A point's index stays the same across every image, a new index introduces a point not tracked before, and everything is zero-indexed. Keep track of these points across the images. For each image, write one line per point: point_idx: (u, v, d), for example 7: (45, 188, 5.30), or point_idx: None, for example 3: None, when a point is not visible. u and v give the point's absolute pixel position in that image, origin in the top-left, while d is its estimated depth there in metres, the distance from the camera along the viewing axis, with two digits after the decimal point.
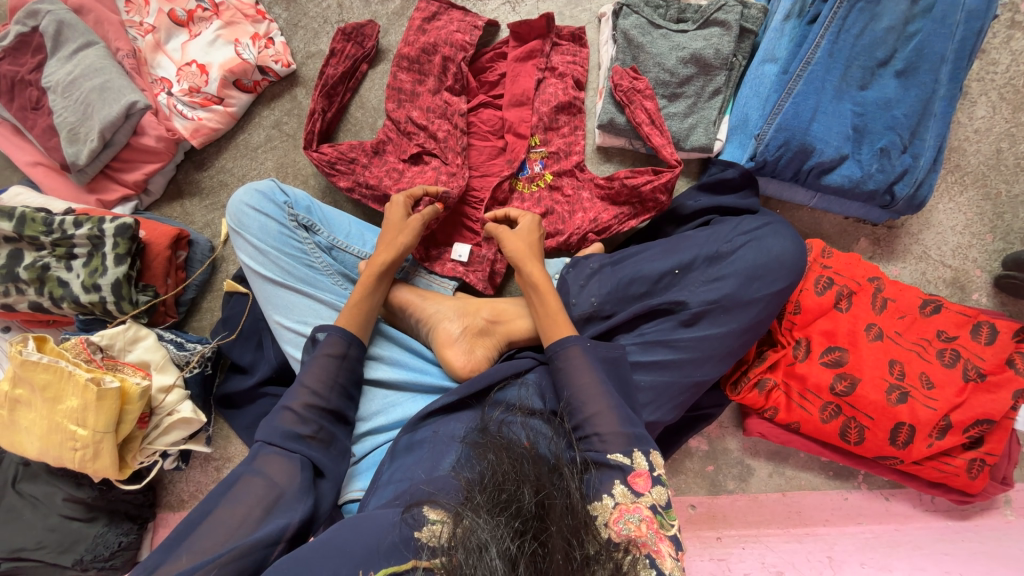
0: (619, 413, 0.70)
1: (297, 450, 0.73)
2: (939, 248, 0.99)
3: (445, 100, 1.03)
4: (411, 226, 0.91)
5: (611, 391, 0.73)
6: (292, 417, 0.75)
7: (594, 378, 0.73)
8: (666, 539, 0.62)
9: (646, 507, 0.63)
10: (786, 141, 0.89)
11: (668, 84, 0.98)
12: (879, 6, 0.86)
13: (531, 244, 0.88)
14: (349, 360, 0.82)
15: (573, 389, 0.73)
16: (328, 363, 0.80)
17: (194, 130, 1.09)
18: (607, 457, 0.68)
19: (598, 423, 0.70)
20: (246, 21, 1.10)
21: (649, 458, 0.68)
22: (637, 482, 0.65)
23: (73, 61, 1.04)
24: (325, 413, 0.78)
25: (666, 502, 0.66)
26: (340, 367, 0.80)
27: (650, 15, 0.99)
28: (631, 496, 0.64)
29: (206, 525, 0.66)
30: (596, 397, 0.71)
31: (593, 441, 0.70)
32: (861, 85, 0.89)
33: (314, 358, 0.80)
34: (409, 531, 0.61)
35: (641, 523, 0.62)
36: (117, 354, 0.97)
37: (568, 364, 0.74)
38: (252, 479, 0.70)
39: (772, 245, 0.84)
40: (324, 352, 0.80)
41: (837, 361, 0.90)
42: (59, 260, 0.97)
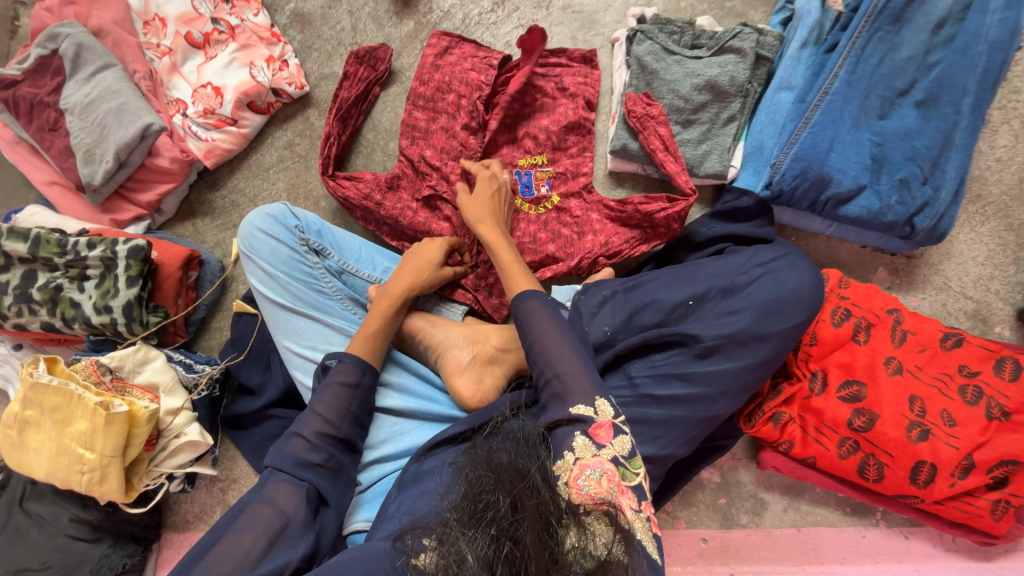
0: (581, 360, 0.70)
1: (306, 478, 0.72)
2: (960, 279, 0.97)
3: (460, 140, 1.03)
4: (441, 277, 0.93)
5: (572, 337, 0.72)
6: (304, 444, 0.74)
7: (554, 323, 0.72)
8: (628, 490, 0.63)
9: (607, 461, 0.63)
10: (803, 171, 0.88)
11: (682, 111, 0.97)
12: (899, 35, 0.85)
13: (489, 202, 0.92)
14: (363, 389, 0.81)
15: (535, 335, 0.72)
16: (341, 392, 0.79)
17: (208, 150, 1.10)
18: (569, 410, 0.66)
19: (558, 365, 0.69)
20: (261, 44, 1.12)
21: (610, 402, 0.67)
22: (599, 433, 0.64)
23: (90, 83, 1.05)
24: (337, 441, 0.77)
25: (630, 453, 0.65)
26: (354, 395, 0.80)
27: (664, 41, 0.99)
28: (592, 449, 0.63)
29: (212, 555, 0.65)
30: (556, 340, 0.70)
31: (555, 383, 0.68)
32: (880, 114, 0.87)
33: (326, 386, 0.79)
34: (399, 558, 0.60)
35: (602, 478, 0.62)
36: (126, 375, 0.97)
37: (532, 311, 0.73)
38: (260, 507, 0.69)
39: (789, 277, 0.83)
40: (336, 381, 0.80)
41: (855, 396, 0.88)
42: (71, 281, 0.97)
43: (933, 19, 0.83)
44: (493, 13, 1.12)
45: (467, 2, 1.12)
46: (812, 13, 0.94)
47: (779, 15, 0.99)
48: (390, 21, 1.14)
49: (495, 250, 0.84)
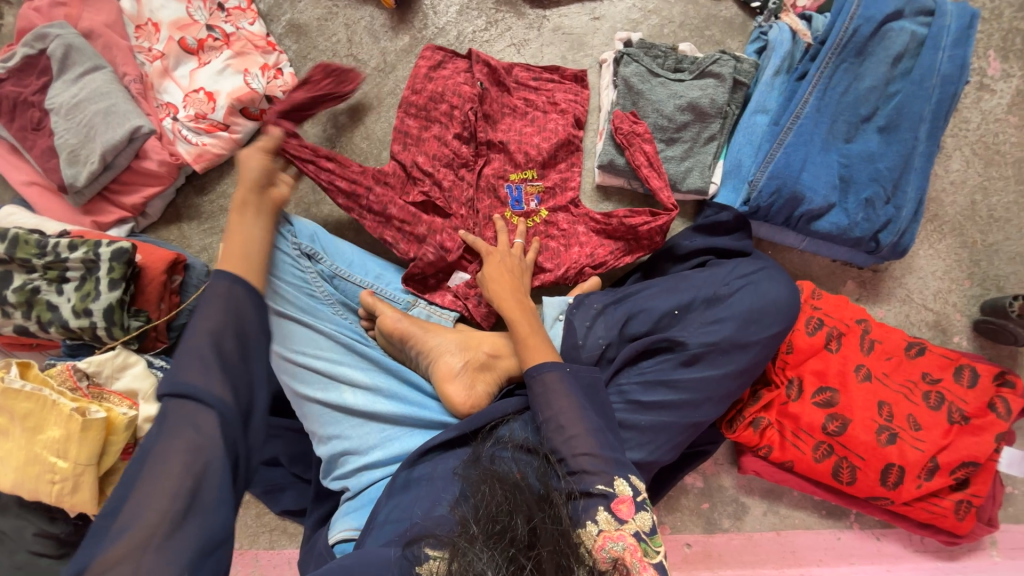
0: (598, 437, 0.75)
1: (208, 404, 0.60)
2: (921, 292, 1.03)
3: (451, 149, 1.06)
4: (257, 160, 0.83)
5: (590, 415, 0.77)
6: (195, 364, 0.62)
7: (573, 401, 0.77)
8: (651, 566, 0.66)
9: (630, 535, 0.68)
10: (778, 188, 0.94)
11: (666, 129, 1.02)
12: (862, 66, 0.92)
13: (512, 282, 0.93)
14: (240, 297, 0.68)
15: (552, 411, 0.76)
16: (220, 304, 0.66)
17: (197, 155, 1.09)
18: (592, 484, 0.71)
19: (576, 445, 0.74)
20: (256, 52, 1.13)
21: (631, 483, 0.72)
22: (621, 508, 0.70)
23: (79, 84, 1.04)
24: (227, 354, 0.64)
25: (650, 528, 0.70)
26: (228, 302, 0.67)
27: (649, 64, 1.04)
28: (615, 524, 0.69)
29: (129, 504, 0.56)
30: (576, 420, 0.75)
31: (570, 462, 0.73)
32: (847, 138, 0.94)
33: (203, 305, 0.65)
34: (408, 566, 0.65)
35: (624, 551, 0.67)
36: (104, 381, 0.94)
37: (549, 386, 0.78)
38: (169, 442, 0.58)
39: (769, 287, 0.91)
40: (211, 297, 0.66)
41: (828, 401, 0.93)
42: (49, 283, 0.94)
43: (892, 54, 0.91)
44: (486, 31, 1.16)
45: (462, 20, 1.16)
46: (785, 43, 0.99)
47: (755, 44, 1.05)
48: (385, 35, 1.17)
49: (512, 321, 0.87)
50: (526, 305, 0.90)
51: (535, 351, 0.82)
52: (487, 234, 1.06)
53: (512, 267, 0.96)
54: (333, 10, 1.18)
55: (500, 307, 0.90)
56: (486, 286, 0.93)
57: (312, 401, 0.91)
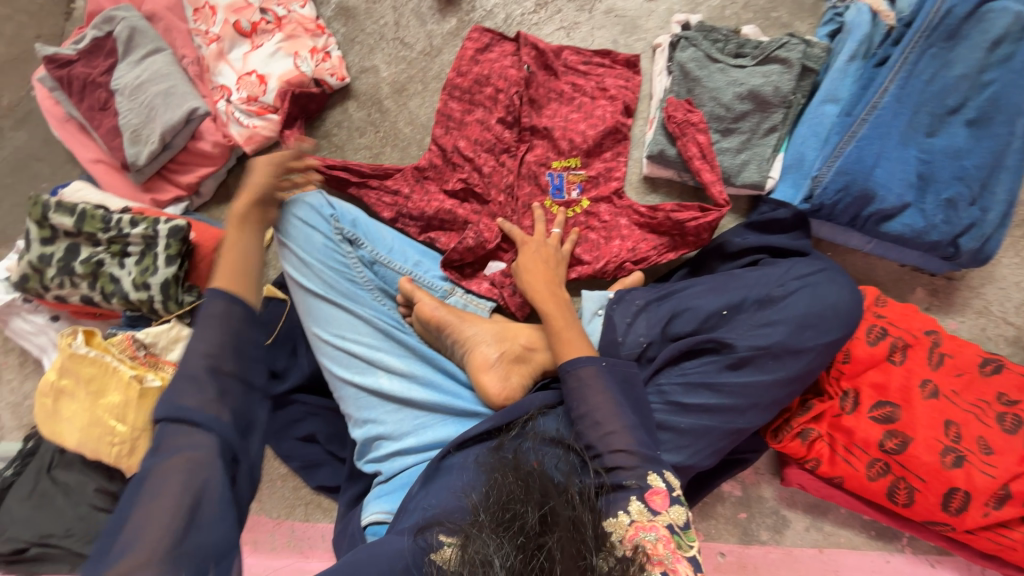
0: (635, 434, 0.72)
1: (205, 425, 0.65)
2: (1002, 304, 0.94)
3: (494, 134, 1.04)
4: (263, 171, 0.88)
5: (627, 411, 0.74)
6: (188, 387, 0.66)
7: (610, 397, 0.75)
8: (683, 559, 0.65)
9: (662, 527, 0.66)
10: (847, 185, 0.87)
11: (722, 119, 0.96)
12: (953, 52, 0.83)
13: (546, 272, 0.92)
14: (234, 317, 0.71)
15: (588, 407, 0.74)
16: (213, 323, 0.70)
17: (248, 137, 1.11)
18: (622, 479, 0.70)
19: (612, 442, 0.72)
20: (306, 35, 1.14)
21: (665, 479, 0.70)
22: (655, 500, 0.68)
23: (141, 65, 1.08)
24: (226, 377, 0.68)
25: (685, 522, 0.68)
26: (225, 324, 0.70)
27: (708, 49, 0.98)
28: (648, 515, 0.67)
29: (131, 523, 0.60)
30: (613, 416, 0.73)
31: (604, 458, 0.72)
32: (929, 131, 0.86)
33: (203, 323, 0.70)
34: (423, 554, 0.66)
35: (657, 542, 0.65)
36: (159, 352, 0.98)
37: (586, 381, 0.76)
38: (167, 463, 0.63)
39: (828, 292, 0.85)
40: (205, 316, 0.70)
41: (888, 417, 0.87)
42: (112, 257, 0.99)
43: (990, 38, 0.81)
44: (535, 14, 1.12)
45: (510, 2, 1.12)
46: (863, 26, 0.91)
47: (827, 26, 0.96)
48: (433, 18, 1.15)
49: (545, 311, 0.86)
50: (560, 296, 0.88)
51: (568, 344, 0.81)
52: (527, 224, 1.04)
53: (546, 257, 0.94)
54: None
55: (532, 296, 0.88)
56: (520, 277, 0.92)
57: (350, 384, 0.94)
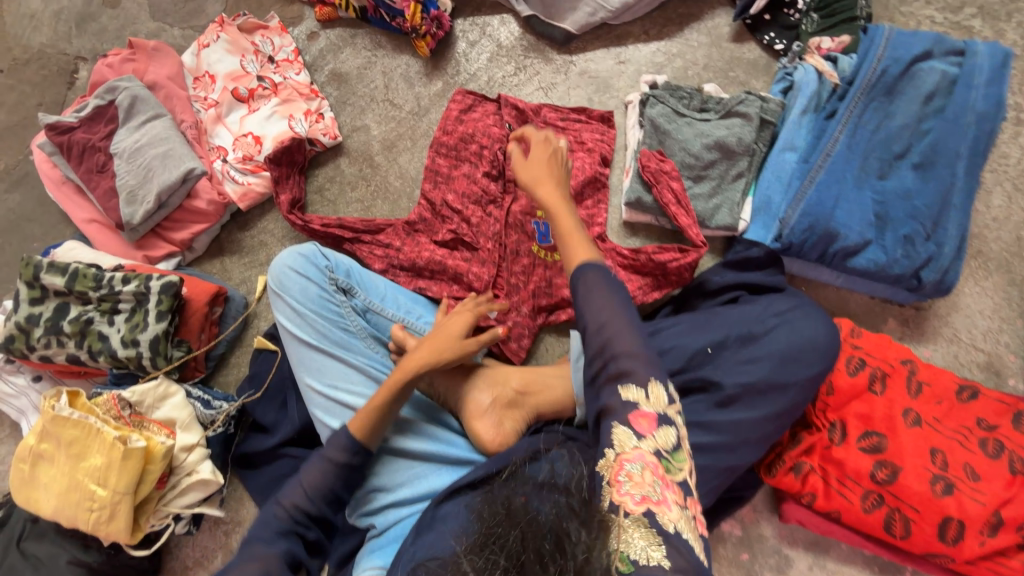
0: (641, 337, 0.65)
1: (282, 544, 0.79)
2: (969, 331, 0.98)
3: (480, 186, 1.11)
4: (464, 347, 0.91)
5: (634, 315, 0.67)
6: (285, 513, 0.82)
7: (614, 301, 0.66)
8: (674, 484, 0.60)
9: (647, 453, 0.60)
10: (811, 226, 0.94)
11: (693, 167, 1.03)
12: (892, 105, 0.93)
13: (547, 165, 0.82)
14: (351, 468, 0.83)
15: (591, 310, 0.66)
16: (325, 468, 0.82)
17: (243, 194, 1.16)
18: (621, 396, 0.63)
19: (618, 351, 0.64)
20: (301, 99, 1.21)
21: (666, 388, 0.63)
22: (641, 423, 0.61)
23: (141, 130, 1.13)
24: (312, 515, 0.83)
25: (674, 444, 0.61)
26: (335, 473, 0.82)
27: (675, 105, 1.07)
28: (633, 439, 0.61)
29: None
30: (619, 320, 0.65)
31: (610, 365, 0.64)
32: (880, 174, 0.93)
33: (316, 462, 0.83)
34: None
35: (642, 472, 0.59)
36: (145, 410, 0.97)
37: (592, 281, 0.68)
38: (243, 567, 0.75)
39: (806, 327, 0.89)
40: (323, 456, 0.83)
41: (875, 447, 0.89)
42: (102, 314, 0.99)
43: (922, 92, 0.91)
44: (515, 76, 1.21)
45: (492, 66, 1.22)
46: (811, 84, 1.00)
47: (779, 83, 1.06)
48: (420, 81, 1.24)
49: (548, 212, 0.77)
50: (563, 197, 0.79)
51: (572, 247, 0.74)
52: (514, 268, 1.08)
53: (550, 157, 0.83)
54: (373, 60, 1.26)
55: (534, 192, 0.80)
56: (520, 172, 0.83)
57: None
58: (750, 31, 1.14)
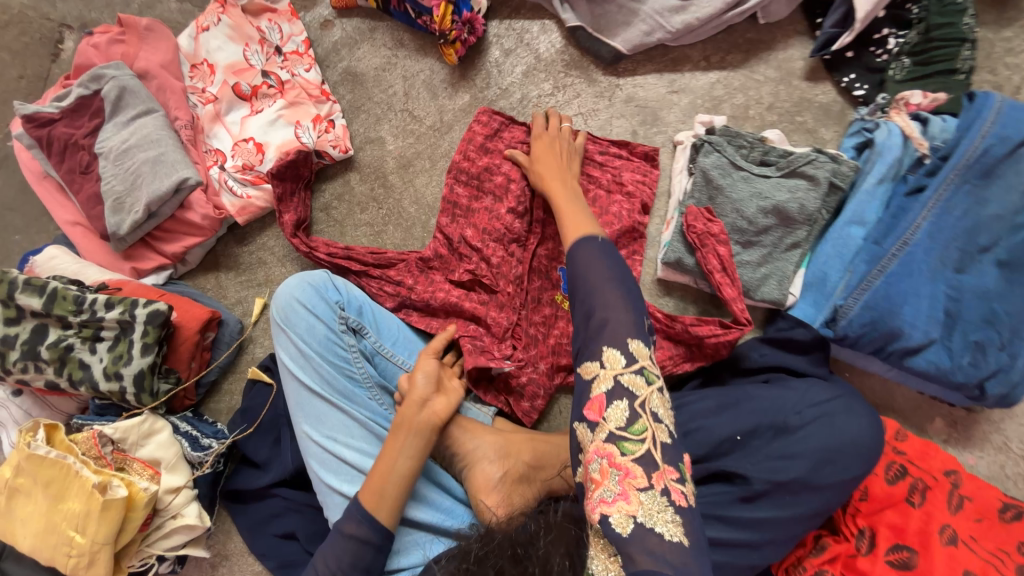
0: (624, 300, 0.67)
1: None
2: (1021, 441, 0.90)
3: (504, 224, 0.99)
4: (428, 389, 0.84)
5: (618, 286, 0.69)
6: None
7: (601, 273, 0.70)
8: (634, 468, 0.59)
9: (602, 443, 0.61)
10: (872, 321, 0.84)
11: (744, 232, 0.92)
12: (987, 190, 0.81)
13: (554, 160, 0.94)
14: (368, 544, 0.74)
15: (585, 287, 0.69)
16: (346, 545, 0.74)
17: (241, 208, 1.05)
18: (604, 356, 0.64)
19: (605, 317, 0.66)
20: (309, 101, 1.08)
21: (624, 350, 0.64)
22: (592, 412, 0.63)
23: (129, 128, 1.01)
24: None
25: (629, 420, 0.61)
26: (361, 548, 0.73)
27: (732, 155, 0.94)
28: (589, 433, 0.63)
29: None
30: (602, 287, 0.68)
31: (601, 329, 0.66)
32: (958, 267, 0.82)
33: (336, 540, 0.74)
34: None
35: (600, 468, 0.60)
36: (128, 448, 0.91)
37: (576, 250, 0.74)
38: None
39: (846, 424, 0.81)
40: (341, 532, 0.74)
41: (904, 563, 0.81)
42: (83, 341, 0.92)
43: None
44: (552, 96, 1.07)
45: (527, 83, 1.07)
46: (893, 149, 0.87)
47: (852, 139, 0.93)
48: (445, 92, 1.10)
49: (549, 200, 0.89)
50: (567, 191, 0.89)
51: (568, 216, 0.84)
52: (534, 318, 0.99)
53: (560, 149, 0.96)
54: (392, 60, 1.11)
55: (549, 206, 0.97)
56: (533, 167, 0.95)
57: (338, 493, 0.87)
58: (828, 70, 0.99)
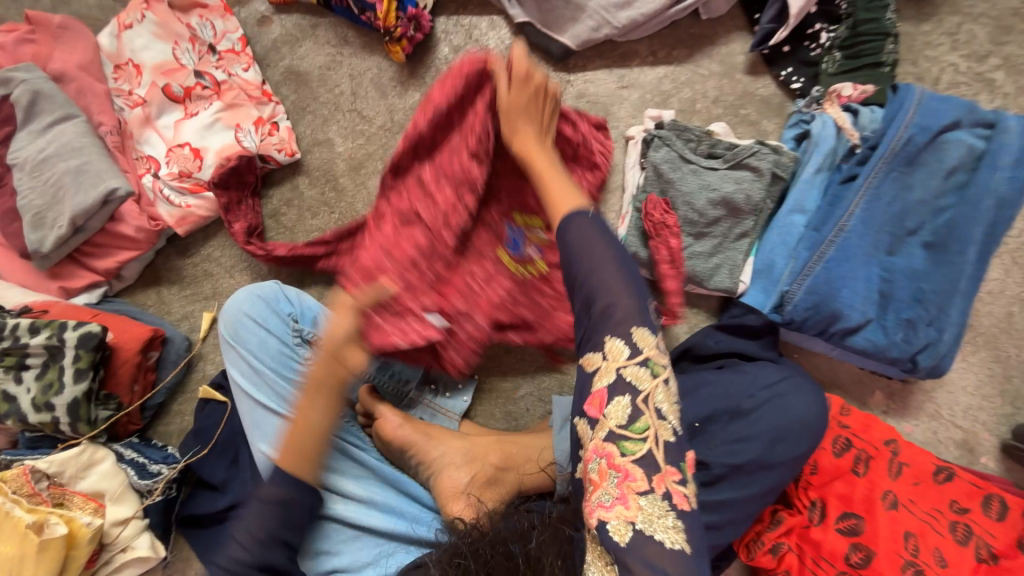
0: (624, 278, 0.62)
1: None
2: (951, 408, 0.98)
3: (460, 163, 0.86)
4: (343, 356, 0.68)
5: (619, 262, 0.63)
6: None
7: (600, 247, 0.64)
8: (633, 470, 0.56)
9: (601, 441, 0.58)
10: (815, 304, 0.88)
11: (696, 224, 0.95)
12: (912, 176, 0.86)
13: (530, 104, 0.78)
14: (290, 507, 0.66)
15: (583, 260, 0.63)
16: (267, 511, 0.66)
17: (180, 218, 0.98)
18: (604, 345, 0.60)
19: (604, 297, 0.61)
20: (249, 103, 1.03)
21: (627, 340, 0.60)
22: (592, 408, 0.60)
23: (46, 136, 0.93)
24: None
25: (630, 419, 0.57)
26: (284, 512, 0.66)
27: (681, 148, 0.96)
28: (588, 429, 0.60)
29: None
30: (602, 262, 0.63)
31: (597, 312, 0.61)
32: (889, 250, 0.87)
33: (258, 508, 0.66)
34: None
35: (599, 468, 0.58)
36: (66, 482, 0.86)
37: (571, 221, 0.66)
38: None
39: (795, 403, 0.85)
40: (261, 500, 0.66)
41: (852, 529, 0.88)
42: (9, 370, 0.86)
43: (945, 166, 0.85)
44: None
45: None
46: (828, 140, 0.92)
47: (793, 130, 0.98)
48: (394, 91, 1.06)
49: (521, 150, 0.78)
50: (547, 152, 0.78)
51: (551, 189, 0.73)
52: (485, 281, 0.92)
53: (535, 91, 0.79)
54: (337, 58, 1.07)
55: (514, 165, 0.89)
56: (506, 108, 0.79)
57: None
58: (767, 64, 1.03)
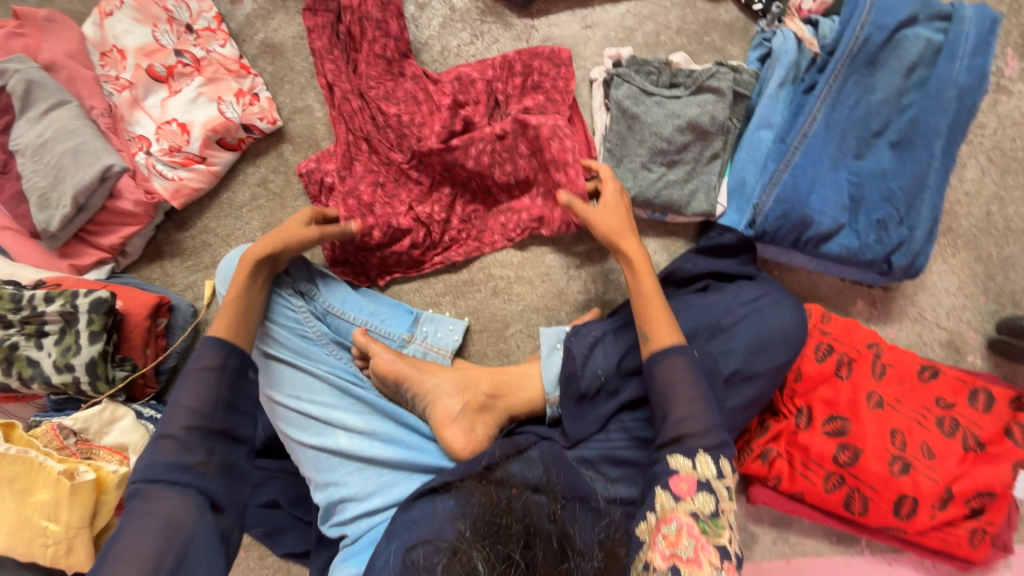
0: (705, 404, 0.72)
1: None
2: (934, 310, 0.99)
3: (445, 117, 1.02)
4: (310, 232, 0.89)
5: (698, 382, 0.75)
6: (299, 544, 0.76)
7: (695, 391, 0.73)
8: (710, 545, 0.66)
9: (683, 516, 0.68)
10: (785, 213, 0.90)
11: (666, 151, 0.96)
12: (874, 77, 0.89)
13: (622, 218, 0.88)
14: (229, 371, 0.77)
15: (669, 398, 0.74)
16: (204, 376, 0.75)
17: (174, 191, 1.04)
18: (693, 458, 0.70)
19: (686, 426, 0.72)
20: (229, 77, 1.07)
21: (718, 462, 0.70)
22: (680, 487, 0.69)
23: (42, 122, 0.98)
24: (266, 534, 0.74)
25: (712, 511, 0.68)
26: (220, 378, 0.76)
27: (641, 83, 0.98)
28: (672, 501, 0.69)
29: None
30: (685, 391, 0.73)
31: (672, 430, 0.72)
32: (857, 154, 0.90)
33: (189, 376, 0.75)
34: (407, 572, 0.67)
35: (678, 532, 0.67)
36: (92, 436, 0.92)
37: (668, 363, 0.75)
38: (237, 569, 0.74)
39: (773, 315, 0.87)
40: (198, 365, 0.75)
41: (839, 430, 0.89)
42: (28, 338, 0.91)
43: (905, 63, 0.87)
44: (472, 44, 1.09)
45: (445, 34, 1.09)
46: (789, 53, 0.93)
47: (756, 51, 0.98)
48: None
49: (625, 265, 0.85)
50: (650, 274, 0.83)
51: (651, 311, 0.80)
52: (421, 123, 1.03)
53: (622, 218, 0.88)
54: None
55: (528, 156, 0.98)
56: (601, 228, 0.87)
57: (307, 447, 0.88)
58: None
